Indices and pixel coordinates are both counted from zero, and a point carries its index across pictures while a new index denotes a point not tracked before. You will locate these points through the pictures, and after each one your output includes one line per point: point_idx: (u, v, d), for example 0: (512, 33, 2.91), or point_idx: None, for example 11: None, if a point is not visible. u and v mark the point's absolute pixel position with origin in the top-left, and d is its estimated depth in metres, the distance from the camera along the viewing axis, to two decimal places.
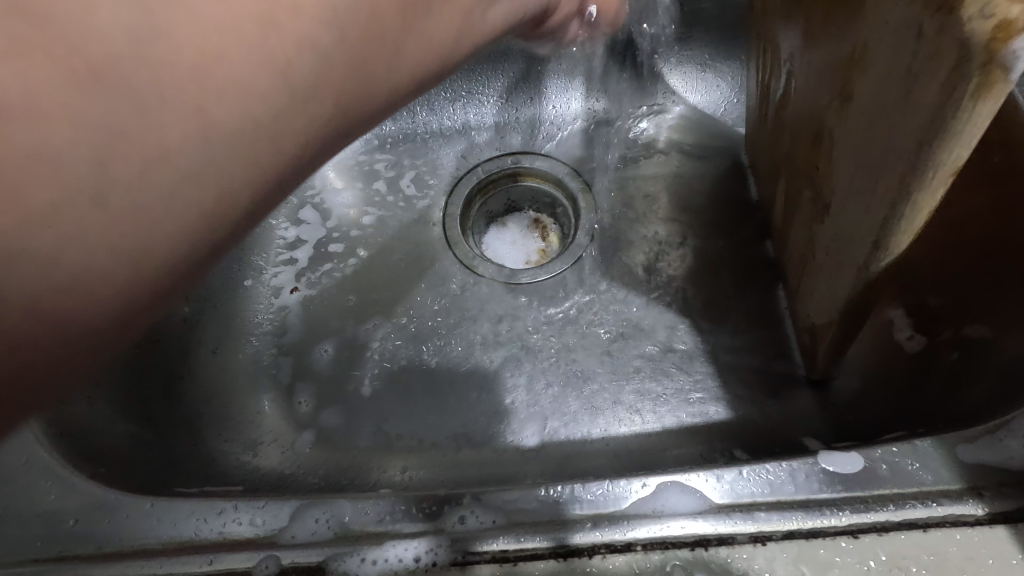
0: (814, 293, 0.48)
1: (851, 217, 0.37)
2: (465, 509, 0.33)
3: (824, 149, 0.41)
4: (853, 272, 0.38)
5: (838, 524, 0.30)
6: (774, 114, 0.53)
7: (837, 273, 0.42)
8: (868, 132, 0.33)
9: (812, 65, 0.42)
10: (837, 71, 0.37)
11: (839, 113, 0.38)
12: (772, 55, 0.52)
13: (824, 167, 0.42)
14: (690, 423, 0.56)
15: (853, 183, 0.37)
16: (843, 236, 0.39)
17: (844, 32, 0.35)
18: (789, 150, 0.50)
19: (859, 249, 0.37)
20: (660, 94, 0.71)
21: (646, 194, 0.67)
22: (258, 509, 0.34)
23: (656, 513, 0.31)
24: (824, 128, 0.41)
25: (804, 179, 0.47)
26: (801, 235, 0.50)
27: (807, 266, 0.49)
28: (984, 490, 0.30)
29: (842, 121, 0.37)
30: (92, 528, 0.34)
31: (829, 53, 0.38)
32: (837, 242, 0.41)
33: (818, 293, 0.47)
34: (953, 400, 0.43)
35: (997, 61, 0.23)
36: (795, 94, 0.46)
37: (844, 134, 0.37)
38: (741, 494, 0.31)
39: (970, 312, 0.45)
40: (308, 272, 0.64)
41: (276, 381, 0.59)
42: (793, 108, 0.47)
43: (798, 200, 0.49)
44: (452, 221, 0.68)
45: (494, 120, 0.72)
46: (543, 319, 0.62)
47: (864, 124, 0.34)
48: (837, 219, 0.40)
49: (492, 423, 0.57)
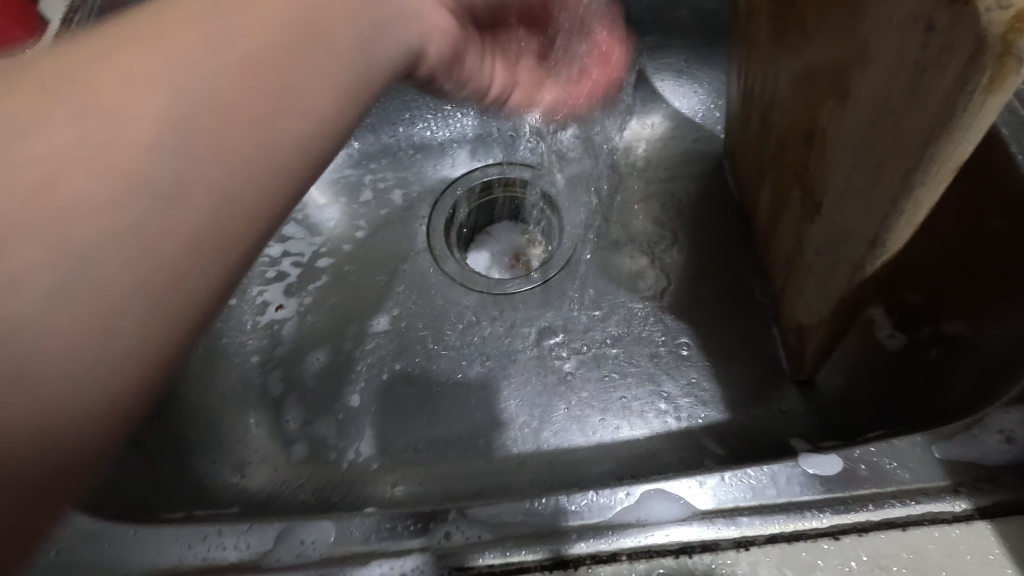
0: (805, 295, 0.48)
1: (845, 216, 0.37)
2: (451, 525, 0.32)
3: (813, 150, 0.41)
4: (848, 270, 0.39)
5: (820, 527, 0.30)
6: (760, 117, 0.53)
7: (828, 273, 0.42)
8: (864, 129, 0.33)
9: (802, 66, 0.41)
10: (826, 71, 0.37)
11: (829, 113, 0.37)
12: (755, 58, 0.51)
13: (814, 168, 0.41)
14: (679, 427, 0.56)
15: (847, 182, 0.36)
16: (837, 234, 0.39)
17: (833, 30, 0.35)
18: (774, 151, 0.50)
19: (855, 248, 0.37)
20: (640, 100, 0.71)
21: (627, 201, 0.68)
22: (243, 533, 0.33)
23: (641, 522, 0.31)
24: (812, 129, 0.41)
25: (792, 180, 0.46)
26: (791, 236, 0.49)
27: (797, 268, 0.49)
28: (961, 487, 0.30)
29: (833, 120, 0.37)
30: (74, 556, 0.33)
31: (817, 55, 0.38)
32: (829, 242, 0.41)
33: (807, 294, 0.47)
34: (937, 398, 0.44)
35: (1014, 50, 0.23)
36: (782, 96, 0.46)
37: (833, 134, 0.37)
38: (725, 500, 0.31)
39: (946, 310, 0.46)
40: (297, 289, 0.64)
41: (262, 400, 0.58)
42: (779, 110, 0.47)
43: (785, 202, 0.49)
44: (437, 233, 0.68)
45: (474, 131, 0.72)
46: (531, 329, 0.62)
47: (859, 122, 0.33)
48: (829, 219, 0.40)
49: (481, 434, 0.57)
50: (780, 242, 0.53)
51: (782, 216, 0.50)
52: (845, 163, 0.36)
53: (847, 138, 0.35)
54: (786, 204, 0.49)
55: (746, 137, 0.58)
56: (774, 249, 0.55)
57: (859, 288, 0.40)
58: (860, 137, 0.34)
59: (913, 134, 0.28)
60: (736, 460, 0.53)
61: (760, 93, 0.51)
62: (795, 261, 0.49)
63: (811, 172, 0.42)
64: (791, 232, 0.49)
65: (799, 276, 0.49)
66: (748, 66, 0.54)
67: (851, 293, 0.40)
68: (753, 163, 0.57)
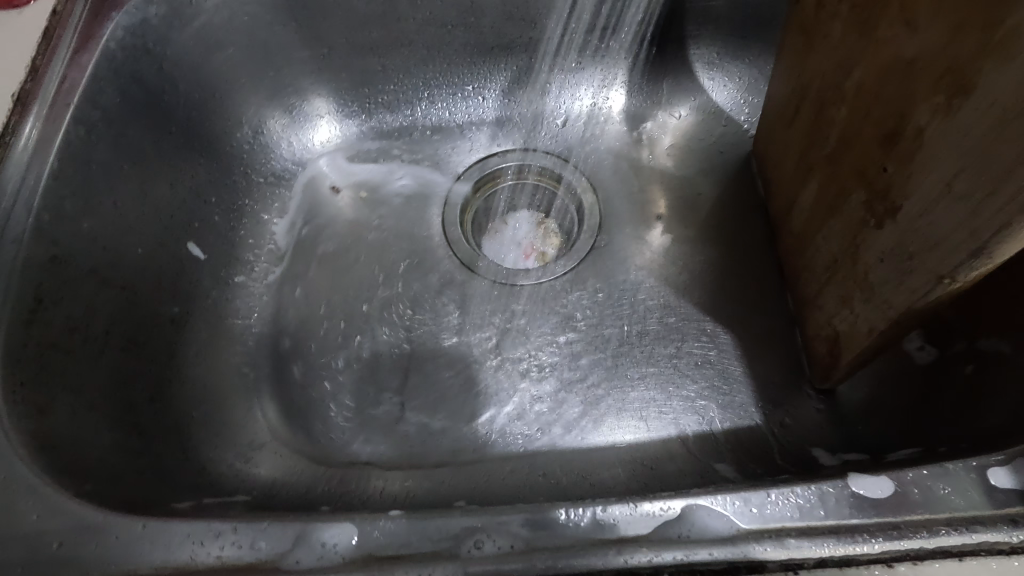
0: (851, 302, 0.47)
1: (935, 225, 0.36)
2: (480, 532, 0.31)
3: (896, 152, 0.39)
4: (928, 279, 0.37)
5: (871, 552, 0.29)
6: (815, 117, 0.50)
7: (895, 281, 0.40)
8: (983, 132, 0.31)
9: (895, 58, 0.38)
10: (933, 67, 0.35)
11: (931, 113, 0.35)
12: (820, 54, 0.49)
13: (894, 169, 0.39)
14: (697, 431, 0.54)
15: (944, 188, 0.34)
16: (917, 243, 0.38)
17: (951, 24, 0.33)
18: (831, 151, 0.48)
19: (944, 257, 0.36)
20: (667, 91, 0.68)
21: (649, 195, 0.66)
22: (259, 531, 0.32)
23: (682, 539, 0.29)
24: (899, 128, 0.38)
25: (857, 182, 0.44)
26: (841, 241, 0.47)
27: (845, 274, 0.47)
28: (1019, 518, 0.29)
29: (935, 122, 0.35)
30: (78, 550, 0.31)
31: (922, 50, 0.36)
32: (903, 250, 0.39)
33: (857, 302, 0.46)
34: (972, 413, 0.43)
35: None
36: (858, 91, 0.43)
37: (930, 136, 0.35)
38: (771, 518, 0.30)
39: (983, 326, 0.45)
40: (305, 270, 0.62)
41: (269, 384, 0.56)
42: (850, 105, 0.44)
43: (838, 205, 0.47)
44: (451, 219, 0.66)
45: (495, 115, 0.69)
46: (546, 323, 0.60)
47: (976, 126, 0.31)
48: (907, 226, 0.38)
49: (494, 429, 0.55)
50: (821, 246, 0.51)
51: (833, 218, 0.48)
52: (944, 169, 0.34)
53: (955, 141, 0.33)
54: (840, 207, 0.47)
55: (789, 138, 0.56)
56: (812, 251, 0.53)
57: (934, 298, 0.38)
58: (974, 141, 0.32)
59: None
60: (753, 470, 0.52)
61: (823, 90, 0.49)
62: (844, 267, 0.47)
63: (888, 175, 0.40)
64: (842, 237, 0.47)
65: (846, 282, 0.47)
66: (808, 62, 0.51)
67: (922, 303, 0.39)
68: (796, 164, 0.55)
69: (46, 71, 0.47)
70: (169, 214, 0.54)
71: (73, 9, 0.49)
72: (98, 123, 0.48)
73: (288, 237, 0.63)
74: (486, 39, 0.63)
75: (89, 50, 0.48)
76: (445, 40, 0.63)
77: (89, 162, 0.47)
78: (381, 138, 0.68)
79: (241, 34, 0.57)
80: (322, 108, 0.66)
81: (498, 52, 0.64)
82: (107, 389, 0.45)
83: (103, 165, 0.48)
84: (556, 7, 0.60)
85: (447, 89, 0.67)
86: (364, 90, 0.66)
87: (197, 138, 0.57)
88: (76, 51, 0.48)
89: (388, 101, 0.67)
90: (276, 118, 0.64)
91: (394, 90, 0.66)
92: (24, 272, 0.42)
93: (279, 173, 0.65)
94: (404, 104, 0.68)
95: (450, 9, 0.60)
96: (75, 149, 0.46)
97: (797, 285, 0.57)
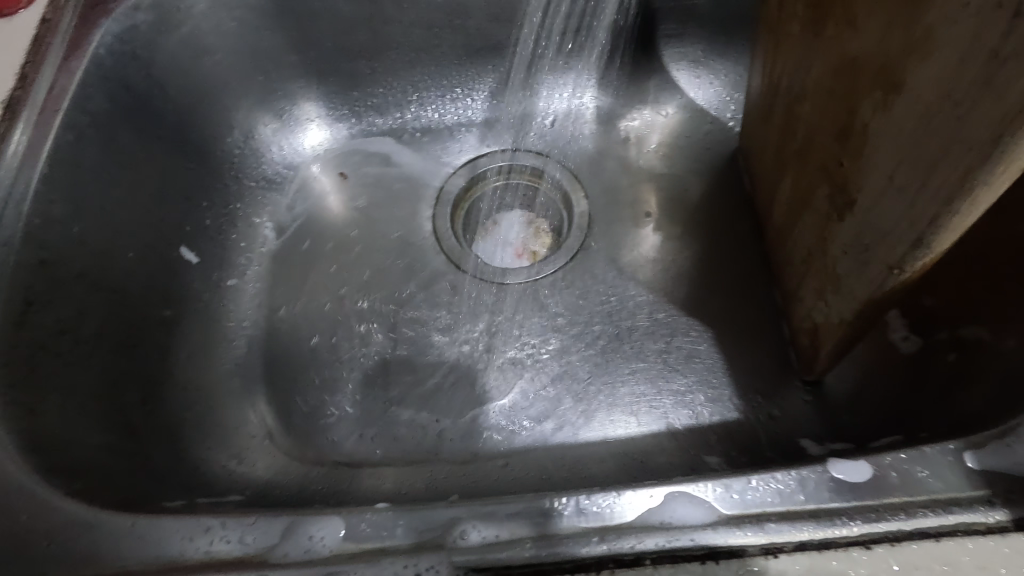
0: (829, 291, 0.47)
1: (883, 217, 0.36)
2: (466, 523, 0.31)
3: (850, 146, 0.39)
4: (882, 270, 0.38)
5: (850, 534, 0.29)
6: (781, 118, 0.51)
7: (856, 272, 0.41)
8: (914, 122, 0.32)
9: (845, 56, 0.39)
10: (873, 63, 0.36)
11: (875, 106, 0.36)
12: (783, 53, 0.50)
13: (849, 164, 0.40)
14: (687, 424, 0.55)
15: (887, 181, 0.35)
16: (870, 235, 0.38)
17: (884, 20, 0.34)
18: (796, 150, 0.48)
19: (892, 248, 0.36)
20: (654, 90, 0.69)
21: (638, 193, 0.66)
22: (248, 526, 0.32)
23: (665, 526, 0.30)
24: (851, 124, 0.39)
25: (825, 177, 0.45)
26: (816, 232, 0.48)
27: (815, 265, 0.48)
28: (995, 498, 0.29)
29: (877, 116, 0.35)
30: (70, 547, 0.32)
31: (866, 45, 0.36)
32: (860, 242, 0.40)
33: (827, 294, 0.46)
34: (953, 401, 0.43)
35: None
36: (817, 88, 0.44)
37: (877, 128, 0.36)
38: (751, 503, 0.30)
39: (964, 316, 0.46)
40: (297, 272, 0.62)
41: (261, 385, 0.57)
42: (812, 102, 0.45)
43: (808, 200, 0.48)
44: (442, 220, 0.66)
45: (484, 116, 0.69)
46: (536, 321, 0.61)
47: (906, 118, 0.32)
48: (863, 219, 0.39)
49: (485, 426, 0.56)
50: (797, 241, 0.52)
51: (805, 213, 0.49)
52: (887, 162, 0.35)
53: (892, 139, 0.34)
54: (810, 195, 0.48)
55: (765, 136, 0.57)
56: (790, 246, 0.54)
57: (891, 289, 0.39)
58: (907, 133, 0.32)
59: (985, 125, 0.27)
60: (742, 461, 0.52)
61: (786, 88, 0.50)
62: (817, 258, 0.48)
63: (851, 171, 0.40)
64: (812, 228, 0.48)
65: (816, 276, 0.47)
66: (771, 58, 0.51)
67: (881, 294, 0.40)
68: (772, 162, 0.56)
69: (35, 78, 0.47)
70: (159, 218, 0.55)
71: (61, 17, 0.49)
72: (88, 127, 0.49)
73: (280, 240, 0.64)
74: (473, 41, 0.64)
75: (79, 58, 0.48)
76: (433, 42, 0.64)
77: (77, 167, 0.48)
78: (371, 141, 0.69)
79: (229, 39, 0.58)
80: (312, 112, 0.67)
81: (486, 54, 0.65)
82: (96, 393, 0.45)
83: (91, 171, 0.49)
84: (542, 8, 0.61)
85: (436, 91, 0.68)
86: (353, 93, 0.67)
87: (186, 144, 0.58)
88: (65, 59, 0.48)
89: (377, 104, 0.68)
90: (266, 122, 0.65)
91: (383, 93, 0.67)
92: (15, 276, 0.42)
93: (271, 177, 0.65)
94: (393, 108, 0.68)
95: (437, 12, 0.61)
96: (65, 155, 0.47)
97: (782, 278, 0.57)
